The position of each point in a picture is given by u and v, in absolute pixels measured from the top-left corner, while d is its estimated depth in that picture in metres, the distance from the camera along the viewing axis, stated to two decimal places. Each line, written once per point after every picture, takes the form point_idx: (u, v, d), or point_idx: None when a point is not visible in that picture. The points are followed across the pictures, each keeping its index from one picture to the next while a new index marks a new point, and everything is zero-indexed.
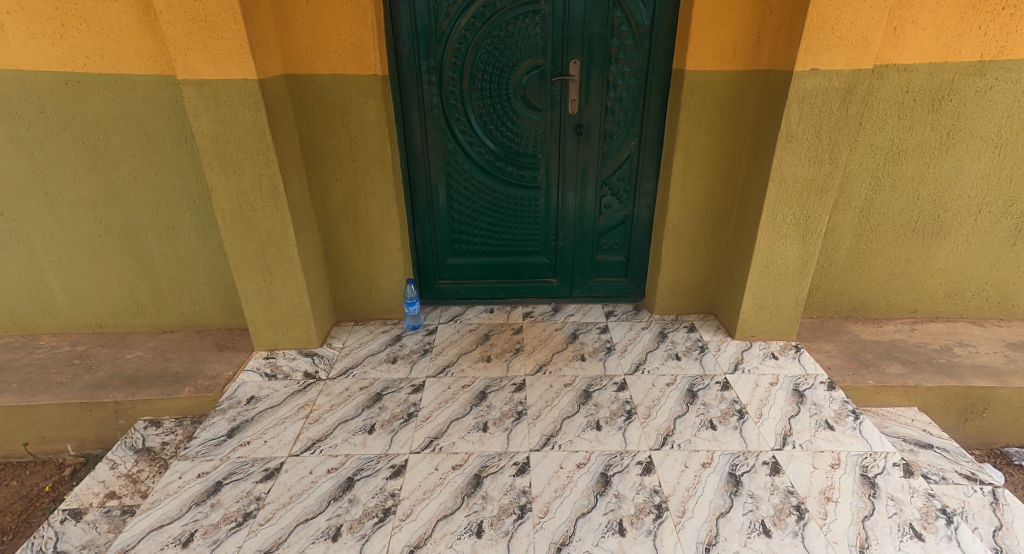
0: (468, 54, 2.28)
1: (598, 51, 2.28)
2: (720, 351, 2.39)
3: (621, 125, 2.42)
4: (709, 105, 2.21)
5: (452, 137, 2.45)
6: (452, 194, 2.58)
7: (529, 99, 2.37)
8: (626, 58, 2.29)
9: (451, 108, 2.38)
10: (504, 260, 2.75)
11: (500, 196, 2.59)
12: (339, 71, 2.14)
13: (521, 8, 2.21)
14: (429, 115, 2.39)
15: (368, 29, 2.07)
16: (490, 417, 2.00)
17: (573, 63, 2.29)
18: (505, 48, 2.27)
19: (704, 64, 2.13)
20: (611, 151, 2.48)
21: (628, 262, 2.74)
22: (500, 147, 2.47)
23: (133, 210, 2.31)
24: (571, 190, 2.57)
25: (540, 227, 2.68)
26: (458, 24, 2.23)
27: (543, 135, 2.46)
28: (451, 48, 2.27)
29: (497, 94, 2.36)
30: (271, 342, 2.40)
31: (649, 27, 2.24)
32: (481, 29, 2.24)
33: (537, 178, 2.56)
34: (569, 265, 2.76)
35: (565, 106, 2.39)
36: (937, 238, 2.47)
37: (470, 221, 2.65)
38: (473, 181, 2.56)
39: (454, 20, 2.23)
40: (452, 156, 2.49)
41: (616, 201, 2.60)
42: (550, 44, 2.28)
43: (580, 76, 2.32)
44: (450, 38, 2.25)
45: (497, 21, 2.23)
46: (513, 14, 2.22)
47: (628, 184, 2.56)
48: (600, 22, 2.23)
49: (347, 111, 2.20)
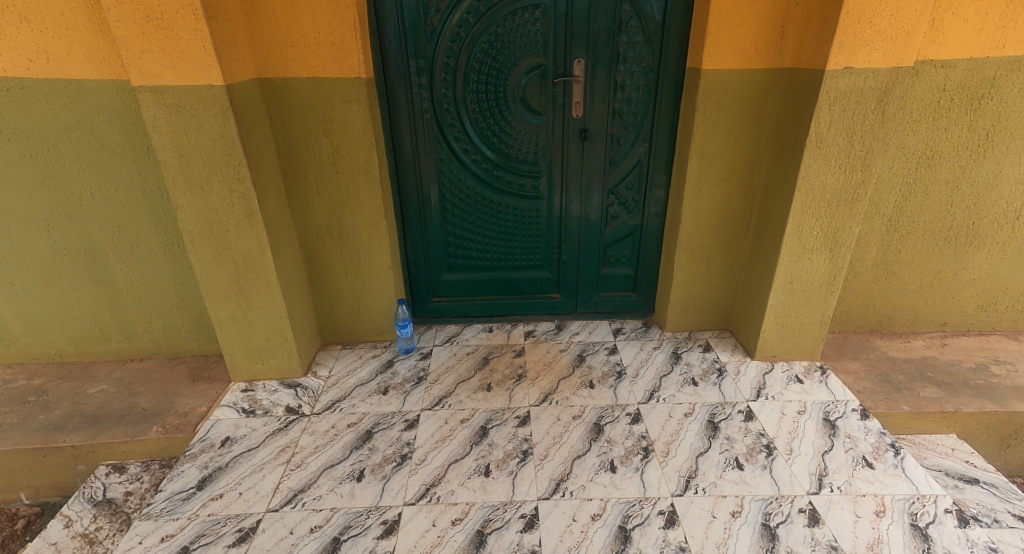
0: (462, 53, 2.07)
1: (605, 49, 2.06)
2: (740, 375, 2.20)
3: (629, 129, 2.22)
4: (728, 107, 2.01)
5: (445, 144, 2.23)
6: (447, 206, 2.37)
7: (529, 101, 2.16)
8: (636, 56, 2.08)
9: (444, 113, 2.17)
10: (502, 275, 2.56)
11: (499, 206, 2.39)
12: (318, 73, 1.91)
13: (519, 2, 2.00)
14: (419, 121, 2.18)
15: (350, 26, 1.84)
16: (492, 459, 1.80)
17: (577, 62, 2.08)
18: (503, 46, 2.06)
19: (722, 62, 1.93)
20: (618, 157, 2.28)
21: (637, 276, 2.56)
22: (498, 154, 2.27)
23: (92, 229, 2.08)
24: (575, 199, 2.38)
25: (541, 240, 2.48)
26: (451, 21, 2.02)
27: (545, 141, 2.25)
28: (443, 47, 2.05)
29: (495, 97, 2.15)
30: (250, 372, 2.19)
31: (661, 22, 2.03)
32: (475, 28, 2.03)
33: (538, 187, 2.35)
34: (573, 279, 2.57)
35: (569, 109, 2.18)
36: (970, 247, 2.29)
37: (465, 234, 2.45)
38: (469, 192, 2.35)
39: (446, 16, 2.01)
40: (445, 165, 2.28)
41: (624, 211, 2.41)
42: (552, 43, 2.06)
43: (585, 76, 2.11)
44: (442, 37, 2.04)
45: (493, 16, 2.02)
46: (511, 9, 2.01)
47: (637, 192, 2.37)
48: (607, 17, 2.02)
49: (329, 118, 1.98)
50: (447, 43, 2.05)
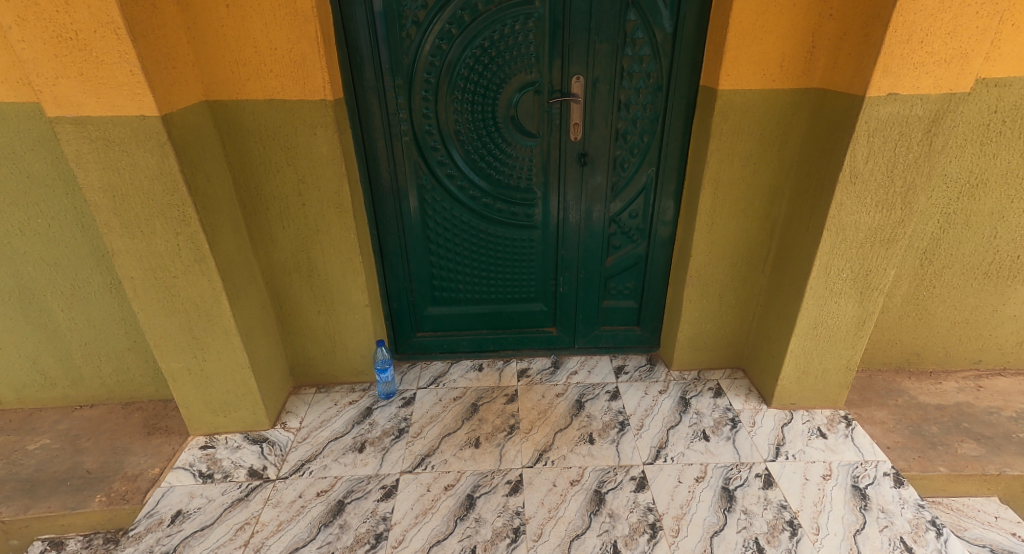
0: (444, 69, 1.81)
1: (607, 65, 1.81)
2: (756, 427, 1.98)
3: (634, 152, 1.97)
4: (747, 132, 1.76)
5: (427, 170, 1.99)
6: (431, 235, 2.14)
7: (522, 123, 1.91)
8: (643, 73, 1.82)
9: (425, 136, 1.92)
10: (494, 307, 2.35)
11: (488, 236, 2.16)
12: (277, 95, 1.65)
13: (508, 12, 1.74)
14: (397, 144, 1.92)
15: (311, 42, 1.58)
16: (478, 539, 1.60)
17: (576, 79, 1.83)
18: (490, 62, 1.81)
19: (741, 81, 1.67)
20: (622, 183, 2.04)
21: (640, 309, 2.34)
22: (487, 181, 2.03)
23: (25, 269, 1.84)
24: (574, 228, 2.14)
25: (536, 271, 2.26)
26: (430, 33, 1.76)
27: (539, 166, 2.01)
28: (422, 62, 1.80)
29: (483, 118, 1.90)
30: (210, 426, 1.96)
31: (671, 34, 1.77)
32: (458, 41, 1.78)
33: (532, 215, 2.12)
34: (571, 312, 2.36)
35: (567, 131, 1.92)
36: (1012, 282, 2.06)
37: (452, 265, 2.22)
38: (455, 220, 2.11)
39: (425, 27, 1.75)
40: (428, 192, 2.04)
41: (627, 241, 2.18)
42: (547, 58, 1.81)
43: (584, 95, 1.86)
44: (420, 51, 1.78)
45: (479, 28, 1.76)
46: (499, 20, 1.75)
47: (641, 221, 2.13)
48: (609, 27, 1.76)
49: (291, 145, 1.73)
50: (426, 58, 1.79)
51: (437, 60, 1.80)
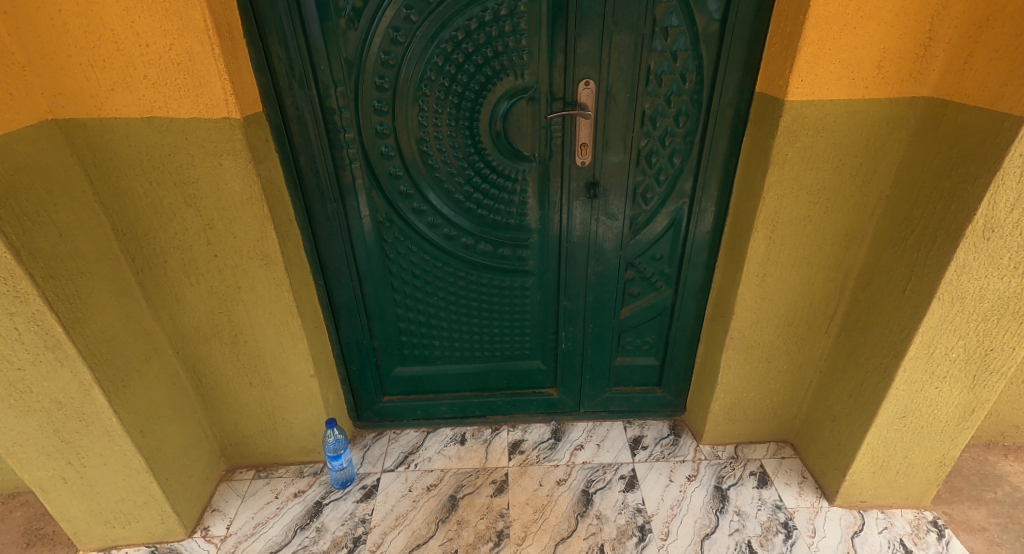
0: (402, 72, 1.32)
1: (628, 65, 1.31)
2: (817, 538, 1.53)
3: (661, 180, 1.49)
4: (822, 159, 1.27)
5: (386, 205, 1.51)
6: (396, 283, 1.67)
7: (510, 143, 1.42)
8: (676, 76, 1.32)
9: (381, 161, 1.43)
10: (479, 366, 1.89)
11: (470, 283, 1.69)
12: (158, 111, 1.15)
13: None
14: (343, 172, 1.43)
15: (201, 36, 1.08)
16: None
17: (584, 84, 1.33)
18: (466, 62, 1.31)
19: (821, 90, 1.18)
20: (643, 219, 1.56)
21: (662, 367, 1.88)
22: (466, 217, 1.55)
23: None
24: (579, 273, 1.67)
25: (531, 324, 1.79)
26: (380, 20, 1.26)
27: (534, 198, 1.52)
28: (370, 61, 1.30)
29: (458, 137, 1.41)
30: (105, 539, 1.50)
31: (716, 20, 1.27)
32: (420, 33, 1.28)
33: (526, 259, 1.64)
34: (576, 371, 1.89)
35: (571, 153, 1.43)
36: None
37: (425, 319, 1.76)
38: (426, 265, 1.64)
39: (372, 12, 1.25)
40: (389, 232, 1.56)
41: (647, 289, 1.71)
42: (543, 55, 1.31)
43: (596, 107, 1.36)
44: (367, 46, 1.28)
45: (448, 14, 1.27)
46: (476, 2, 1.25)
47: (666, 265, 1.65)
48: (632, 12, 1.26)
49: (189, 180, 1.24)
50: (375, 57, 1.29)
51: (390, 57, 1.30)
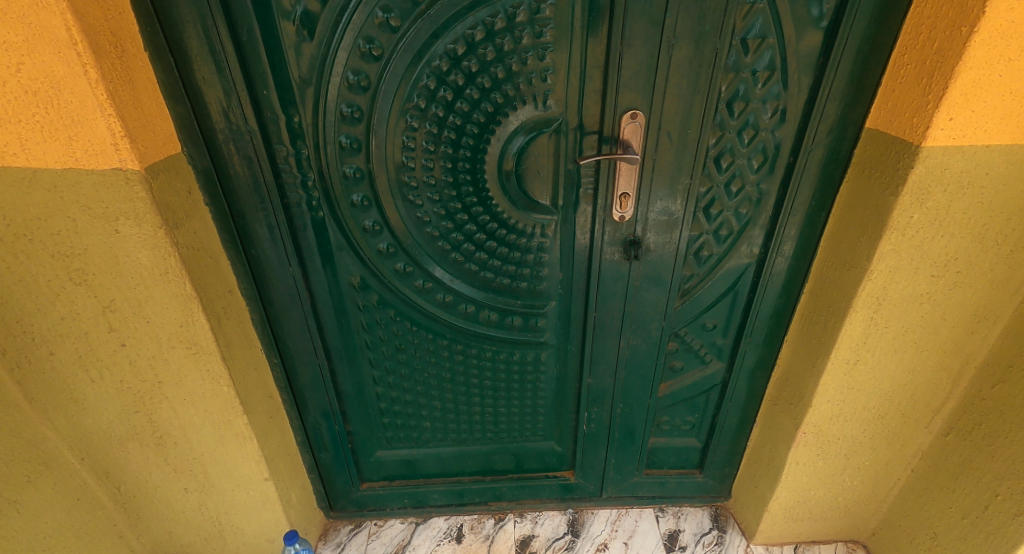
0: (379, 99, 0.95)
1: (690, 91, 0.95)
2: None
3: (720, 238, 1.14)
4: (959, 223, 0.92)
5: (361, 267, 1.15)
6: (375, 358, 1.32)
7: (525, 191, 1.07)
8: (755, 106, 0.97)
9: (353, 214, 1.07)
10: (480, 448, 1.54)
11: (470, 357, 1.34)
12: (15, 160, 0.78)
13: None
14: (302, 228, 1.07)
15: (67, 51, 0.72)
16: None
17: (629, 117, 0.97)
18: (467, 86, 0.95)
19: (977, 133, 0.83)
20: (693, 283, 1.22)
21: (705, 449, 1.54)
22: (466, 281, 1.20)
23: None
24: (609, 346, 1.32)
25: (546, 402, 1.45)
26: (345, 27, 0.89)
27: (555, 258, 1.17)
28: (332, 85, 0.93)
29: (455, 183, 1.05)
30: None
31: (818, 31, 0.90)
32: (403, 47, 0.91)
33: (542, 329, 1.29)
34: (599, 455, 1.55)
35: (606, 204, 1.08)
36: None
37: (414, 398, 1.41)
38: (414, 337, 1.29)
39: (333, 16, 0.88)
40: (366, 300, 1.20)
41: (692, 361, 1.37)
42: (574, 77, 0.94)
43: (643, 147, 1.01)
44: (327, 63, 0.91)
45: (443, 20, 0.90)
46: (482, 3, 0.89)
47: (719, 335, 1.31)
48: (702, 19, 0.89)
49: (73, 253, 0.86)
50: (339, 78, 0.93)
51: (360, 78, 0.93)
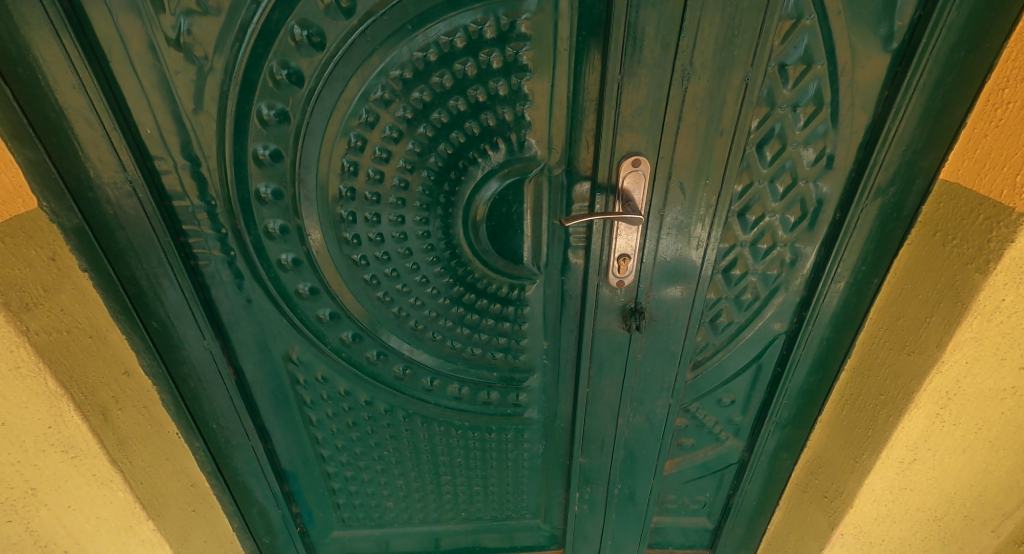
0: (302, 140, 0.73)
1: (710, 132, 0.73)
2: None
3: (743, 304, 0.92)
4: None
5: (299, 336, 0.94)
6: (325, 435, 1.10)
7: (499, 249, 0.86)
8: (794, 150, 0.74)
9: (283, 276, 0.86)
10: (456, 528, 1.32)
11: (438, 433, 1.12)
12: None
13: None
14: (220, 294, 0.86)
15: None
16: None
17: (632, 163, 0.75)
18: (418, 123, 0.73)
19: None
20: (707, 354, 1.00)
21: (719, 532, 1.31)
22: (429, 350, 0.99)
23: None
24: (605, 422, 1.09)
25: (531, 480, 1.23)
26: (247, 48, 0.65)
27: (537, 325, 0.96)
28: (238, 122, 0.70)
29: (411, 240, 0.84)
30: None
31: (885, 56, 0.67)
32: (330, 73, 0.68)
33: (524, 403, 1.08)
34: (594, 537, 1.32)
35: (602, 266, 0.86)
36: None
37: (373, 476, 1.19)
38: (370, 411, 1.07)
39: (229, 32, 0.64)
40: (307, 372, 0.99)
41: (705, 439, 1.14)
42: (558, 113, 0.72)
43: (648, 199, 0.79)
44: (227, 94, 0.68)
45: (380, 39, 0.67)
46: (430, 17, 0.66)
47: (738, 411, 1.09)
48: (729, 42, 0.66)
49: None
50: (248, 113, 0.70)
51: (278, 113, 0.70)
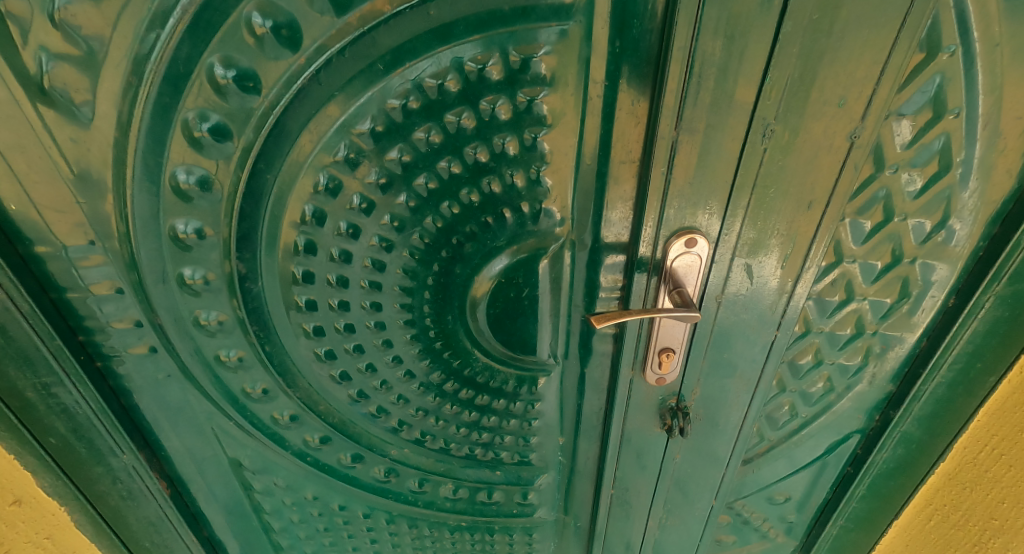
0: (236, 215, 0.53)
1: (794, 204, 0.53)
2: None
3: (813, 398, 0.74)
4: None
5: (253, 440, 0.75)
6: (290, 540, 0.91)
7: (504, 339, 0.67)
8: (901, 222, 0.56)
9: (227, 375, 0.67)
10: None
11: (428, 536, 0.93)
12: None
13: (449, 19, 0.45)
14: (146, 397, 0.67)
15: None
16: None
17: (686, 243, 0.56)
18: (397, 191, 0.53)
19: None
20: (762, 452, 0.81)
21: None
22: (417, 450, 0.80)
23: None
24: (631, 525, 0.90)
25: None
26: (146, 96, 0.45)
27: (551, 421, 0.77)
28: (143, 194, 0.50)
29: (393, 330, 0.65)
30: None
31: None
32: (271, 129, 0.49)
33: (532, 504, 0.89)
34: None
35: (637, 359, 0.67)
36: None
37: None
38: (344, 516, 0.88)
39: (118, 75, 0.44)
40: (267, 476, 0.80)
41: (750, 539, 0.95)
42: (586, 175, 0.54)
43: (703, 284, 0.60)
44: (125, 157, 0.49)
45: (338, 83, 0.47)
46: (410, 51, 0.46)
47: (792, 511, 0.90)
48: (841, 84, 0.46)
49: None
50: (158, 182, 0.50)
51: (200, 181, 0.50)
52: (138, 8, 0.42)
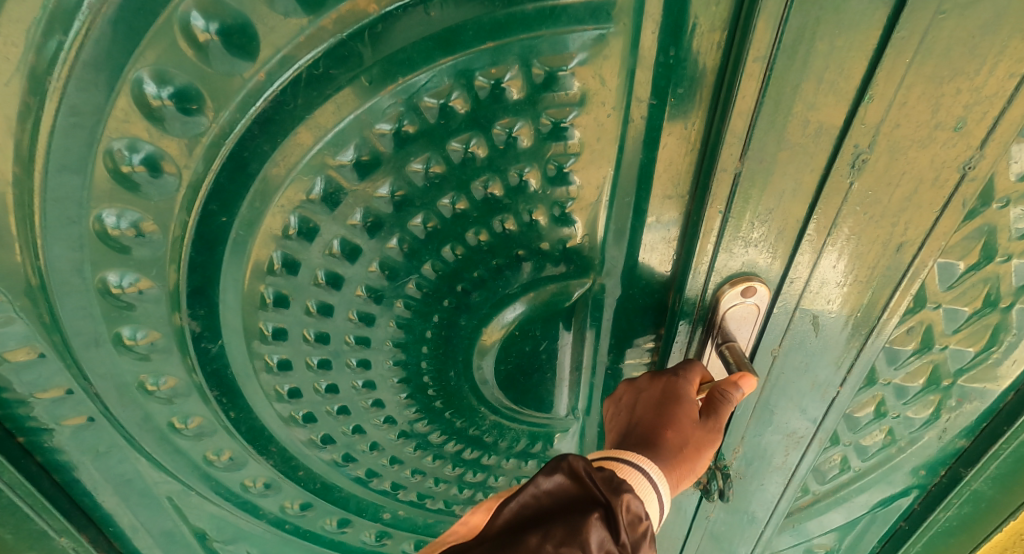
0: (183, 266, 0.42)
1: (878, 245, 0.43)
2: None
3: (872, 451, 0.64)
4: None
5: (222, 510, 0.64)
6: None
7: (516, 396, 0.57)
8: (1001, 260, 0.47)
9: (187, 446, 0.56)
10: None
11: None
12: None
13: (454, 20, 0.34)
14: (87, 473, 0.56)
15: None
16: None
17: (741, 292, 0.46)
18: (390, 232, 0.43)
19: None
20: (809, 509, 0.71)
21: None
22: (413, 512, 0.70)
23: None
24: None
25: None
26: (52, 123, 0.34)
27: None
28: (57, 244, 0.39)
29: (387, 390, 0.54)
30: None
31: None
32: (225, 162, 0.38)
33: None
34: None
35: None
36: None
37: None
38: None
39: (12, 95, 0.33)
40: (240, 545, 0.70)
41: None
42: (621, 212, 0.43)
43: (758, 335, 0.50)
44: (32, 199, 0.37)
45: (310, 104, 0.36)
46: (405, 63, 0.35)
47: None
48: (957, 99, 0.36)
49: None
50: (77, 229, 0.39)
51: (134, 227, 0.39)
52: (30, 7, 0.31)
